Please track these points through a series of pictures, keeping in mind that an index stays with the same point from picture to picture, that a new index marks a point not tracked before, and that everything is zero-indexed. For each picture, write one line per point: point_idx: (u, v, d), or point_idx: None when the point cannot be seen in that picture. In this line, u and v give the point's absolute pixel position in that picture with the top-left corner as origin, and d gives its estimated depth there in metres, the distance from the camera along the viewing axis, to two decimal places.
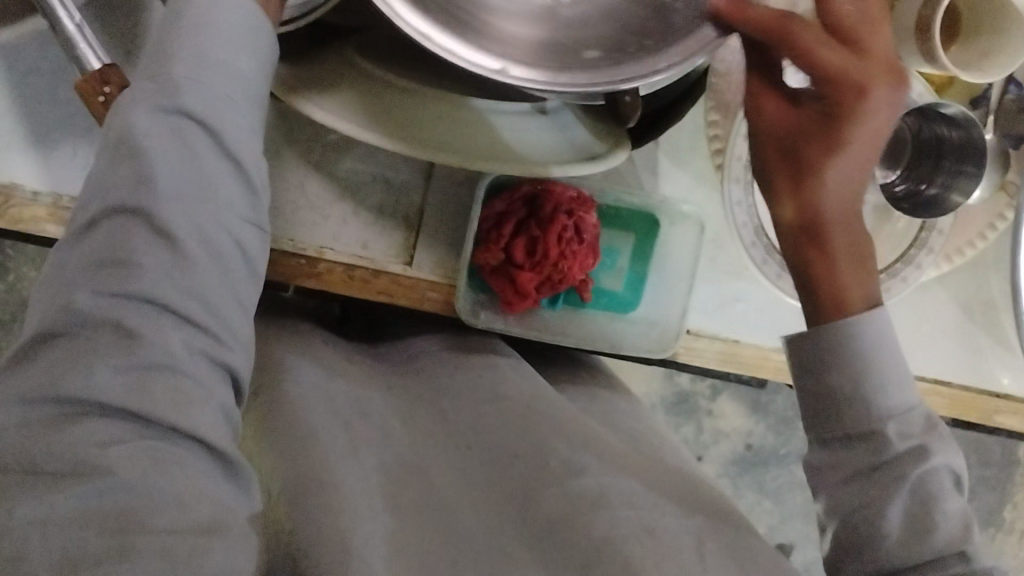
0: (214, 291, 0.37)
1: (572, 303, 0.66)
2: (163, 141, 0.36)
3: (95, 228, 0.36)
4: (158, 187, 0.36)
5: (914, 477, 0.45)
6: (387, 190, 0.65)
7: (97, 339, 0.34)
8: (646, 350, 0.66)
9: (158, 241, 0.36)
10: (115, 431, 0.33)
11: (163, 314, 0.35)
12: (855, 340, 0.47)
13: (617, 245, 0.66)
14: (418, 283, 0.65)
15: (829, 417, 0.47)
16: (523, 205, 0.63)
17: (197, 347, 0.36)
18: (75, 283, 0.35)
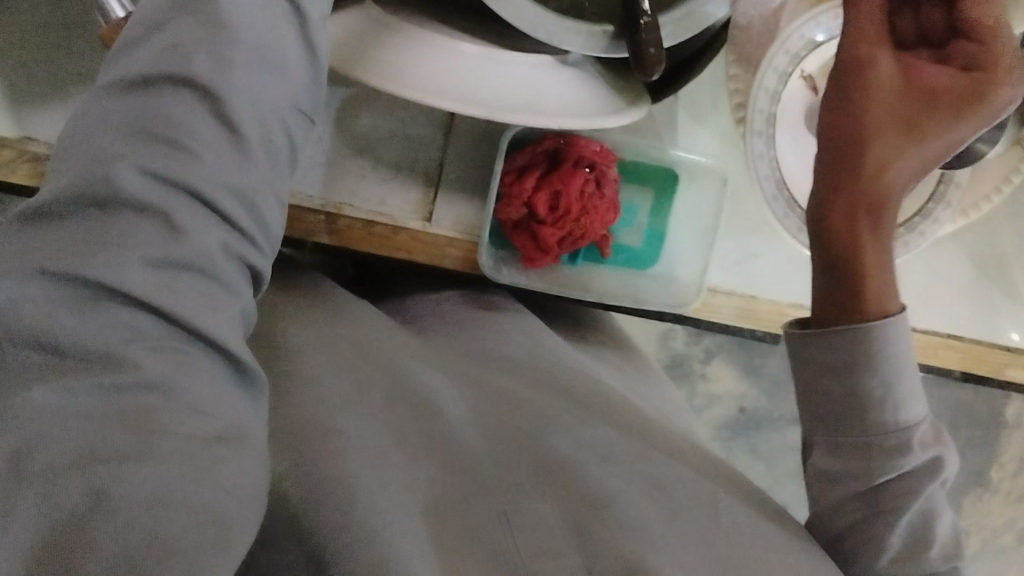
0: (259, 192, 0.35)
1: (591, 258, 0.65)
2: (253, 22, 0.35)
3: (136, 92, 0.33)
4: (232, 74, 0.34)
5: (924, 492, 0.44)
6: (406, 145, 0.65)
7: (131, 220, 0.32)
8: (665, 303, 0.65)
9: (210, 124, 0.33)
10: (141, 324, 0.31)
11: (203, 208, 0.33)
12: (882, 346, 0.43)
13: (636, 200, 0.67)
14: (438, 239, 0.65)
15: (841, 426, 0.44)
16: (545, 158, 0.62)
17: (231, 247, 0.34)
18: (112, 156, 0.32)
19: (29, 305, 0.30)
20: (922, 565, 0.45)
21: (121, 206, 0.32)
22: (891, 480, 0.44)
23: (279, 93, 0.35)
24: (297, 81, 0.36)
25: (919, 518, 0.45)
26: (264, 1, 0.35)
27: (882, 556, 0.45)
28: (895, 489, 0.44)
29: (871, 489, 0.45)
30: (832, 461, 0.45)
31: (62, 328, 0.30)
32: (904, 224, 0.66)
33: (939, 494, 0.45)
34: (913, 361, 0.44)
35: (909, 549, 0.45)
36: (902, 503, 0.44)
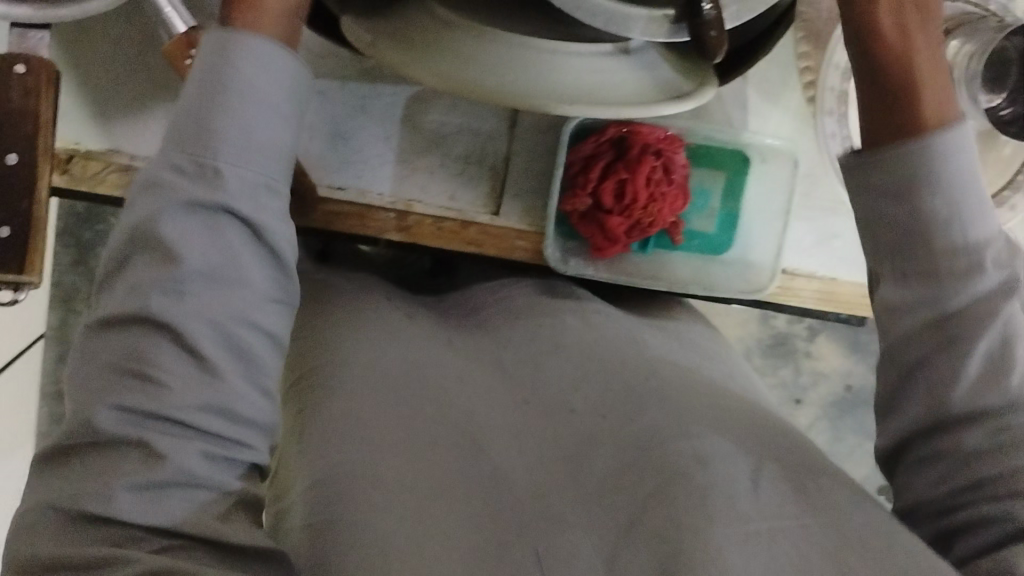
0: (239, 397, 0.32)
1: (663, 245, 0.65)
2: (200, 236, 0.31)
3: (111, 331, 0.32)
4: (181, 301, 0.31)
5: (997, 323, 0.36)
6: (472, 140, 0.65)
7: (120, 457, 0.30)
8: (739, 290, 0.64)
9: (176, 354, 0.31)
10: (139, 539, 0.30)
11: (179, 428, 0.31)
12: (945, 163, 0.36)
13: (707, 184, 0.65)
14: (507, 232, 0.65)
15: (909, 261, 0.37)
16: (611, 147, 0.62)
17: (215, 455, 0.32)
18: (90, 398, 0.31)
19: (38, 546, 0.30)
20: (1006, 397, 0.35)
21: (101, 443, 0.30)
22: (962, 306, 0.36)
23: (242, 303, 0.32)
24: (262, 274, 0.33)
25: (1000, 339, 0.36)
26: (207, 224, 0.31)
27: (958, 387, 0.36)
28: (970, 315, 0.36)
29: (940, 326, 0.36)
30: (898, 290, 0.37)
31: (71, 543, 0.29)
32: (993, 197, 0.63)
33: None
34: (980, 173, 0.37)
35: (988, 381, 0.36)
36: (973, 327, 0.36)
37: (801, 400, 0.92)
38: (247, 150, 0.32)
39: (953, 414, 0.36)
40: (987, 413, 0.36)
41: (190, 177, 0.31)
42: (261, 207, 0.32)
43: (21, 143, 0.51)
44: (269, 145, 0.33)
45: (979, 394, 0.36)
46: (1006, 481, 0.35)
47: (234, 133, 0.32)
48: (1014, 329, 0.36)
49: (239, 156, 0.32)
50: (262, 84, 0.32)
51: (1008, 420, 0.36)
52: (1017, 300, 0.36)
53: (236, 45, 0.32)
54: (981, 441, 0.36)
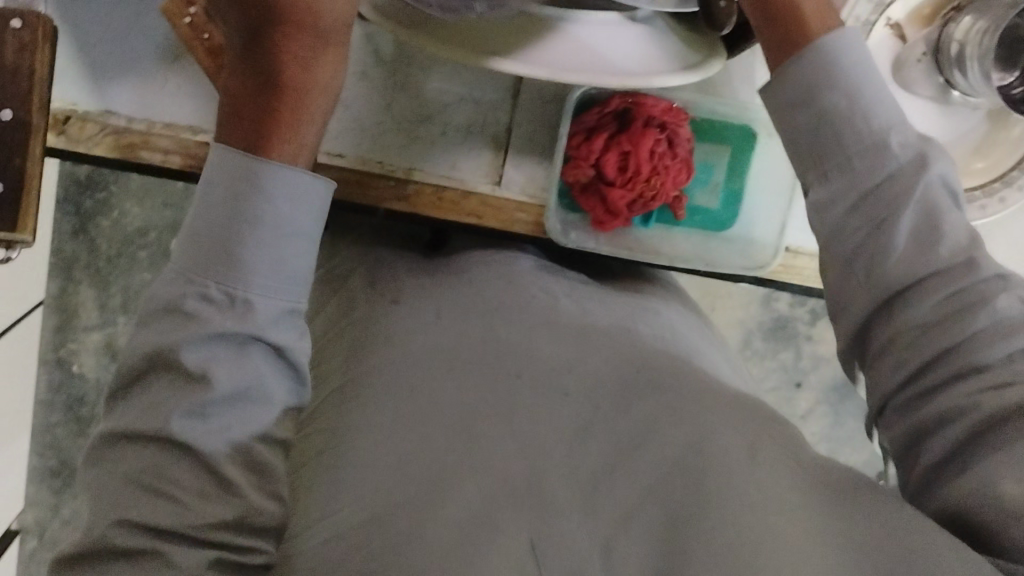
0: (253, 508, 0.36)
1: (665, 220, 0.64)
2: (225, 360, 0.35)
3: (135, 444, 0.35)
4: (203, 423, 0.35)
5: (920, 187, 0.40)
6: (473, 110, 0.64)
7: (135, 568, 0.34)
8: (741, 266, 0.64)
9: (194, 467, 0.35)
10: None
11: (190, 542, 0.35)
12: (837, 68, 0.42)
13: (712, 159, 0.64)
14: (507, 203, 0.64)
15: (828, 160, 0.42)
16: (614, 119, 0.60)
17: (226, 559, 0.35)
18: (109, 510, 0.34)
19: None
20: (940, 263, 0.40)
21: (126, 556, 0.34)
22: (881, 184, 0.41)
23: (258, 418, 0.37)
24: (278, 390, 0.38)
25: (923, 214, 0.40)
26: (231, 355, 0.36)
27: (894, 256, 0.40)
28: (887, 193, 0.41)
29: (863, 198, 0.41)
30: (827, 191, 0.42)
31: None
32: (999, 179, 0.63)
33: (945, 197, 0.41)
34: (874, 67, 0.43)
35: (920, 253, 0.40)
36: (897, 203, 0.40)
37: (802, 383, 0.91)
38: (269, 279, 0.37)
39: (901, 292, 0.40)
40: (937, 296, 0.39)
41: (217, 308, 0.36)
42: (277, 330, 0.37)
43: (16, 101, 0.50)
44: (285, 271, 0.37)
45: (912, 255, 0.40)
46: (962, 354, 0.38)
47: (265, 265, 0.36)
48: (932, 195, 0.41)
49: (263, 290, 0.36)
50: (283, 219, 0.37)
51: (963, 290, 0.39)
52: (932, 173, 0.41)
53: (269, 188, 0.36)
54: (930, 314, 0.39)
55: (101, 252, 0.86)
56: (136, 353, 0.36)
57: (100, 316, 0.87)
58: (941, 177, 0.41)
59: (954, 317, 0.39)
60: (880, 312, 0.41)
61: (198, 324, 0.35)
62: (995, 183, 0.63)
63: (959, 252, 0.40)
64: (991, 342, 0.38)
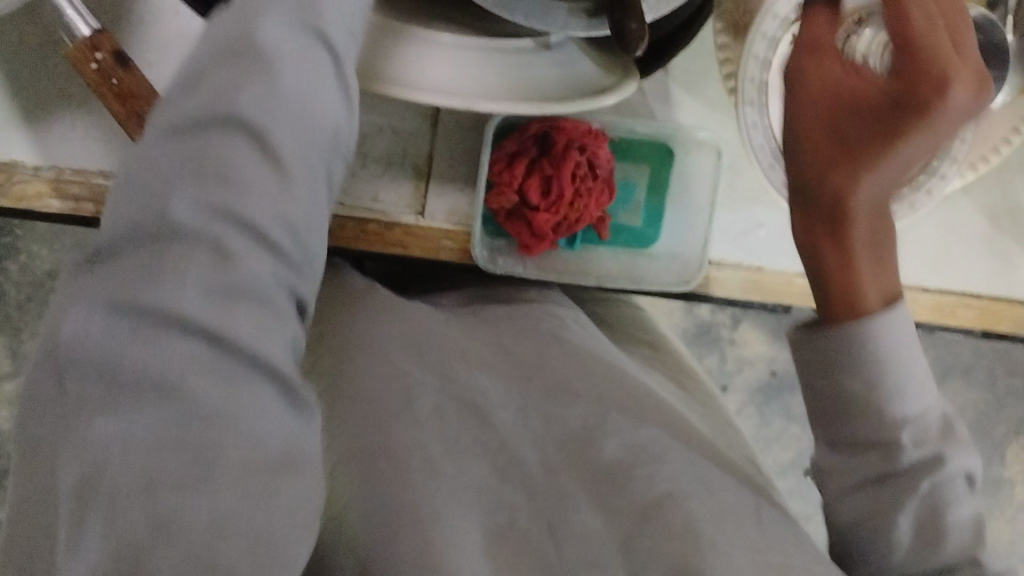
0: (301, 214, 0.36)
1: (590, 240, 0.64)
2: (296, 62, 0.36)
3: (185, 125, 0.34)
4: (272, 108, 0.35)
5: (926, 485, 0.41)
6: (392, 140, 0.64)
7: (184, 250, 0.32)
8: (668, 283, 0.65)
9: (247, 147, 0.34)
10: (196, 351, 0.31)
11: (253, 239, 0.34)
12: (881, 360, 0.41)
13: (632, 177, 0.66)
14: (431, 231, 0.64)
15: (846, 420, 0.42)
16: (534, 143, 0.60)
17: (280, 275, 0.35)
18: (161, 192, 0.33)
19: (93, 336, 0.31)
20: (936, 554, 0.41)
21: (185, 235, 0.32)
22: (909, 488, 0.41)
23: (321, 133, 0.37)
24: (335, 106, 0.38)
25: (926, 508, 0.41)
26: (285, 84, 0.36)
27: (896, 546, 0.42)
28: (902, 492, 0.41)
29: (877, 479, 0.42)
30: (845, 425, 0.42)
31: (141, 327, 0.31)
32: (910, 183, 0.64)
33: (961, 488, 0.42)
34: (916, 355, 0.42)
35: (917, 531, 0.41)
36: (913, 494, 0.41)
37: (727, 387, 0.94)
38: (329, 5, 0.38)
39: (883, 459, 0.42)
40: (924, 553, 0.41)
41: (288, 4, 0.37)
42: (318, 90, 0.37)
43: None
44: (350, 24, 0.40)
45: (917, 544, 0.41)
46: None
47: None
48: (941, 491, 0.41)
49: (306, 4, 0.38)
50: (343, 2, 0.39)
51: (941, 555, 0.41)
52: (951, 473, 0.41)
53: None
54: (905, 557, 0.42)
55: (10, 300, 0.84)
56: (186, 82, 0.36)
57: (12, 362, 0.86)
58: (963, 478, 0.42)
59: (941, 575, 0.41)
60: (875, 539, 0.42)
61: (253, 26, 0.36)
62: (905, 188, 0.65)
63: (956, 528, 0.41)
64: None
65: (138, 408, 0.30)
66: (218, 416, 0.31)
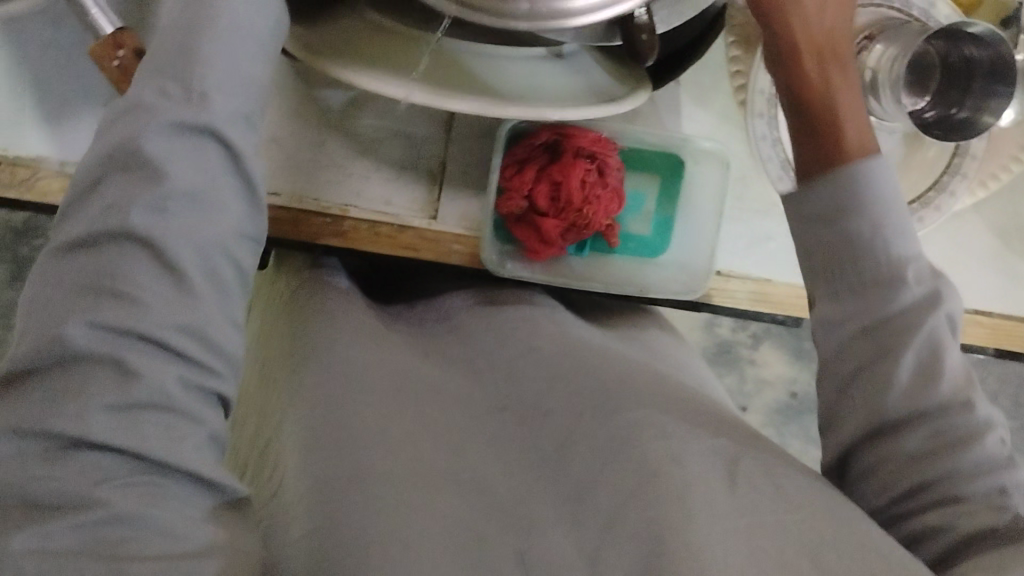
0: (209, 321, 0.35)
1: (599, 248, 0.65)
2: (184, 153, 0.35)
3: (87, 252, 0.33)
4: (167, 218, 0.34)
5: (921, 329, 0.42)
6: (406, 146, 0.65)
7: (90, 372, 0.32)
8: (677, 291, 0.65)
9: (145, 261, 0.34)
10: (108, 463, 0.31)
11: (159, 350, 0.33)
12: (864, 188, 0.43)
13: (642, 188, 0.66)
14: (443, 236, 0.65)
15: (839, 283, 0.44)
16: (544, 151, 0.61)
17: (190, 381, 0.34)
18: (61, 315, 0.32)
19: (1, 466, 0.30)
20: (936, 402, 0.42)
21: (91, 362, 0.32)
22: (890, 316, 0.42)
23: (216, 228, 0.35)
24: (236, 207, 0.36)
25: (925, 351, 0.42)
26: (186, 190, 0.34)
27: (892, 391, 0.42)
28: (890, 327, 0.42)
29: (863, 330, 0.43)
30: (829, 309, 0.44)
31: (49, 451, 0.31)
32: (918, 199, 0.65)
33: (949, 333, 0.43)
34: (902, 206, 0.44)
35: (919, 388, 0.42)
36: (902, 338, 0.42)
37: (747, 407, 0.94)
38: (224, 84, 0.36)
39: (890, 422, 0.42)
40: (926, 431, 0.42)
41: (174, 101, 0.35)
42: (206, 182, 0.35)
43: None
44: (247, 47, 0.37)
45: (911, 391, 0.42)
46: (951, 483, 0.41)
47: (223, 59, 0.36)
48: (934, 337, 0.42)
49: (207, 100, 0.35)
50: (240, 28, 0.37)
51: (945, 425, 0.41)
52: (939, 308, 0.42)
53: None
54: (920, 443, 0.42)
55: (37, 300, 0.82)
56: (93, 162, 0.35)
57: None
58: (947, 316, 0.43)
59: (943, 451, 0.41)
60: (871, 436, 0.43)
61: (151, 124, 0.34)
62: (914, 203, 0.65)
63: (954, 393, 0.42)
64: (973, 478, 0.41)
65: (45, 522, 0.29)
66: (127, 517, 0.31)
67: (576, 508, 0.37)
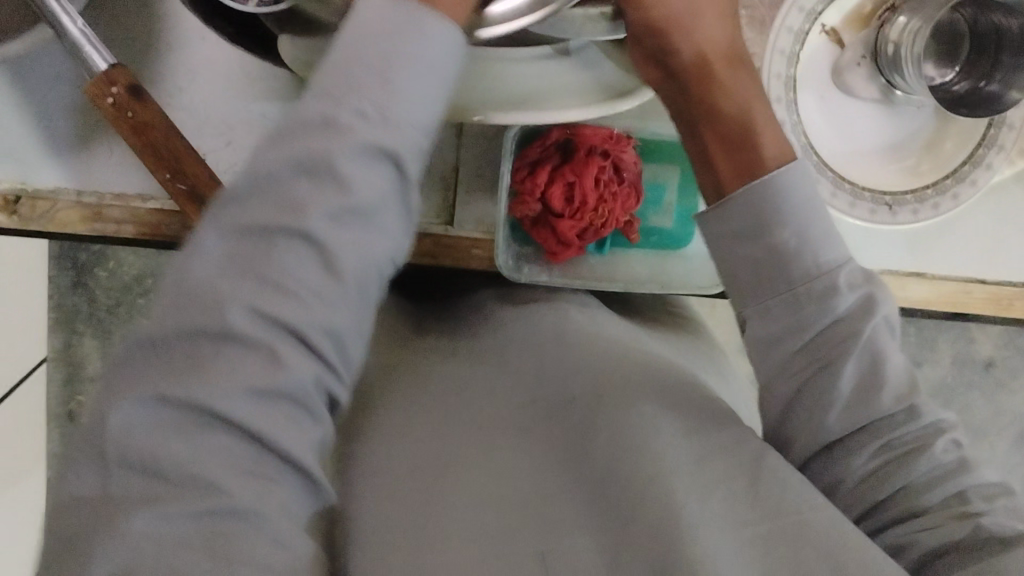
0: (348, 329, 0.36)
1: (620, 244, 0.64)
2: (361, 174, 0.34)
3: (256, 236, 0.33)
4: (344, 228, 0.34)
5: (864, 336, 0.43)
6: (418, 152, 0.64)
7: (235, 357, 0.33)
8: (700, 287, 0.63)
9: (309, 260, 0.34)
10: (234, 447, 0.33)
11: (304, 348, 0.34)
12: (794, 193, 0.44)
13: (661, 178, 0.65)
14: (462, 241, 0.63)
15: (770, 291, 0.44)
16: (557, 151, 0.60)
17: (323, 380, 0.35)
18: (212, 306, 0.33)
19: (137, 429, 0.32)
20: (881, 411, 0.43)
21: (230, 345, 0.33)
22: (829, 325, 0.43)
23: (377, 246, 0.35)
24: (391, 233, 0.36)
25: (866, 358, 0.43)
26: (334, 211, 0.34)
27: (834, 404, 0.43)
28: (835, 334, 0.43)
29: (807, 342, 0.43)
30: (768, 325, 0.44)
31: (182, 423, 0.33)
32: (952, 175, 0.63)
33: (886, 336, 0.44)
34: (820, 203, 0.45)
35: (863, 398, 0.43)
36: (846, 348, 0.43)
37: None
38: (378, 106, 0.34)
39: (837, 439, 0.43)
40: (876, 443, 0.43)
41: (373, 123, 0.34)
42: (376, 207, 0.34)
43: None
44: (411, 71, 0.34)
45: (855, 400, 0.43)
46: (905, 499, 0.43)
47: (404, 81, 0.34)
48: (875, 346, 0.43)
49: (370, 120, 0.34)
50: (414, 55, 0.34)
51: (892, 440, 0.43)
52: (876, 315, 0.43)
53: (422, 26, 0.34)
54: (869, 461, 0.43)
55: None
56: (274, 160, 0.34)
57: None
58: (883, 322, 0.44)
59: (900, 462, 0.42)
60: (818, 455, 0.44)
61: (311, 148, 0.33)
62: (947, 180, 0.63)
63: (898, 401, 0.43)
64: (928, 488, 0.42)
65: (170, 503, 0.32)
66: (249, 514, 0.33)
67: (614, 521, 0.39)
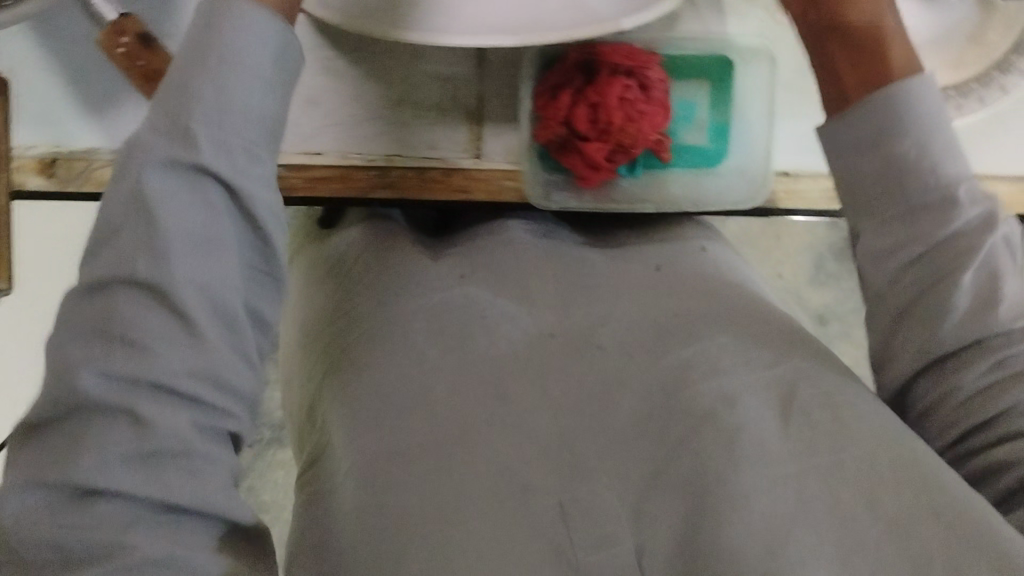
0: (226, 366, 0.33)
1: (655, 166, 0.62)
2: (176, 190, 0.32)
3: (117, 289, 0.32)
4: (174, 263, 0.32)
5: (984, 250, 0.39)
6: (442, 86, 0.62)
7: (108, 425, 0.31)
8: (736, 201, 0.63)
9: (167, 317, 0.32)
10: (132, 508, 0.31)
11: (154, 398, 0.32)
12: (916, 107, 0.41)
13: (693, 95, 0.63)
14: (491, 174, 0.62)
15: (885, 208, 0.41)
16: (579, 73, 0.58)
17: (204, 425, 0.33)
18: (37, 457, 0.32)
19: (45, 513, 0.31)
20: (994, 329, 0.38)
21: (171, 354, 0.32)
22: (943, 240, 0.39)
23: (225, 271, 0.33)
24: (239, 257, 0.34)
25: (985, 271, 0.39)
26: (196, 241, 0.33)
27: (948, 317, 0.39)
28: (946, 253, 0.39)
29: (925, 253, 0.39)
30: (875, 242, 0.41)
31: (134, 399, 0.31)
32: (996, 64, 0.61)
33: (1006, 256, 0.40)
34: (948, 122, 0.41)
35: (975, 316, 0.38)
36: (958, 260, 0.39)
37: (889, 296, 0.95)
38: (234, 121, 0.34)
39: (951, 352, 0.39)
40: (987, 362, 0.38)
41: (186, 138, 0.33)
42: (198, 218, 0.33)
43: None
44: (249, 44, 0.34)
45: (966, 317, 0.39)
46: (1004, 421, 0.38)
47: (237, 110, 0.34)
48: (994, 258, 0.39)
49: (222, 141, 0.33)
50: (242, 62, 0.34)
51: (1004, 358, 0.38)
52: (997, 232, 0.39)
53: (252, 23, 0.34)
54: (983, 377, 0.39)
55: None
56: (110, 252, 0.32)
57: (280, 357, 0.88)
58: (1003, 236, 0.40)
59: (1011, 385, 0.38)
60: (926, 367, 0.40)
61: (183, 202, 0.32)
62: (992, 71, 0.61)
63: (1016, 319, 0.39)
64: None
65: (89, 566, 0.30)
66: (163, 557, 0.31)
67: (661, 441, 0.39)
